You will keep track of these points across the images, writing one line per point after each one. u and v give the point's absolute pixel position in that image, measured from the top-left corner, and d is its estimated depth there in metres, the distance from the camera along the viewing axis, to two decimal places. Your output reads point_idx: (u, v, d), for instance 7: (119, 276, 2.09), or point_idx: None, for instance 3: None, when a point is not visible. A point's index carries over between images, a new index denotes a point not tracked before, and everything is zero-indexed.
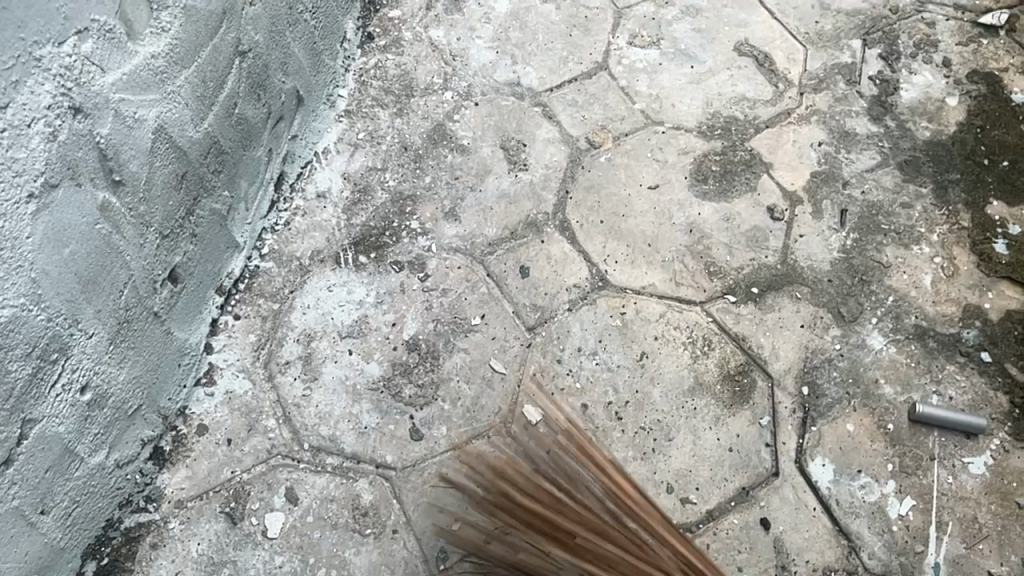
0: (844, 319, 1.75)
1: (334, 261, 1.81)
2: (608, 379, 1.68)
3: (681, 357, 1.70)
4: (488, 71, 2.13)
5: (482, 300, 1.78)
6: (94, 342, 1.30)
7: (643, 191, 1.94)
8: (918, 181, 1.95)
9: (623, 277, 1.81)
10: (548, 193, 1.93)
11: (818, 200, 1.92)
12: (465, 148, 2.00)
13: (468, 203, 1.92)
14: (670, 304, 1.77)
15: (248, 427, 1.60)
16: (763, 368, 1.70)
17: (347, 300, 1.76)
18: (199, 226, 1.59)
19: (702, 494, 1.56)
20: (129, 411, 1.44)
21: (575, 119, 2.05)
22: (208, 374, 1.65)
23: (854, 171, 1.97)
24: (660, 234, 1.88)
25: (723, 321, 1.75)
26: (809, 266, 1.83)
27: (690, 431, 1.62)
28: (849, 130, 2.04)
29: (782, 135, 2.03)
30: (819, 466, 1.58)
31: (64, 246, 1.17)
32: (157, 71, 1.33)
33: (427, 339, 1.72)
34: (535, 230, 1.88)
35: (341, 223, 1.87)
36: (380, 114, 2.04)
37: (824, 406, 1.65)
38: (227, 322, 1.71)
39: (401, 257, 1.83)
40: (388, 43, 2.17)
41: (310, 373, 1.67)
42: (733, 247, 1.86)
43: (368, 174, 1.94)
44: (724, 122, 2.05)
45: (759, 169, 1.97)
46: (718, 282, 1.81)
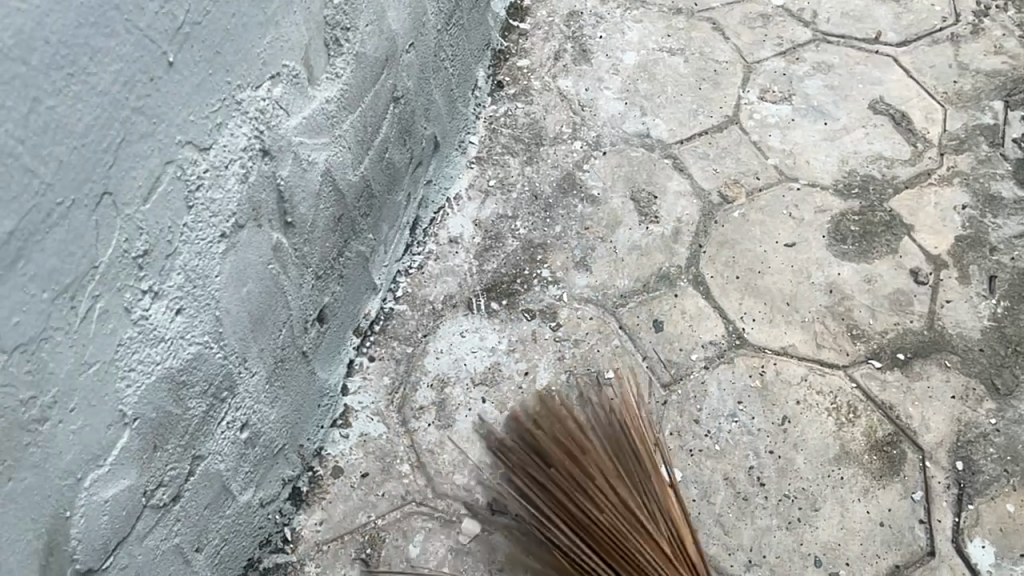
0: (998, 391, 1.67)
1: (467, 307, 1.80)
2: (749, 442, 1.62)
3: (825, 424, 1.64)
4: (617, 122, 2.13)
5: (615, 353, 1.75)
6: (256, 380, 1.30)
7: (779, 248, 1.89)
8: None
9: (761, 337, 1.77)
10: (680, 246, 1.91)
11: (964, 265, 1.85)
12: (596, 198, 1.99)
13: (600, 254, 1.90)
14: (812, 367, 1.72)
15: (383, 471, 1.58)
16: (913, 439, 1.62)
17: (480, 347, 1.75)
18: (347, 267, 1.60)
19: (852, 570, 1.48)
20: (275, 450, 1.44)
21: (707, 173, 2.03)
22: (343, 417, 1.65)
23: (1001, 237, 1.89)
24: (798, 293, 1.83)
25: (868, 387, 1.69)
26: (958, 334, 1.75)
27: (837, 502, 1.55)
28: (995, 193, 1.97)
29: (923, 195, 1.97)
30: (978, 548, 1.50)
31: (243, 284, 1.19)
32: (329, 115, 1.36)
33: (561, 391, 1.69)
34: (668, 283, 1.85)
35: (473, 269, 1.86)
36: (510, 162, 2.05)
37: (981, 484, 1.56)
38: (362, 364, 1.71)
39: (532, 305, 1.81)
40: (517, 92, 2.19)
41: (444, 420, 1.65)
42: (875, 309, 1.79)
43: (500, 221, 1.94)
44: (861, 181, 2.00)
45: (900, 231, 1.91)
46: (862, 345, 1.75)
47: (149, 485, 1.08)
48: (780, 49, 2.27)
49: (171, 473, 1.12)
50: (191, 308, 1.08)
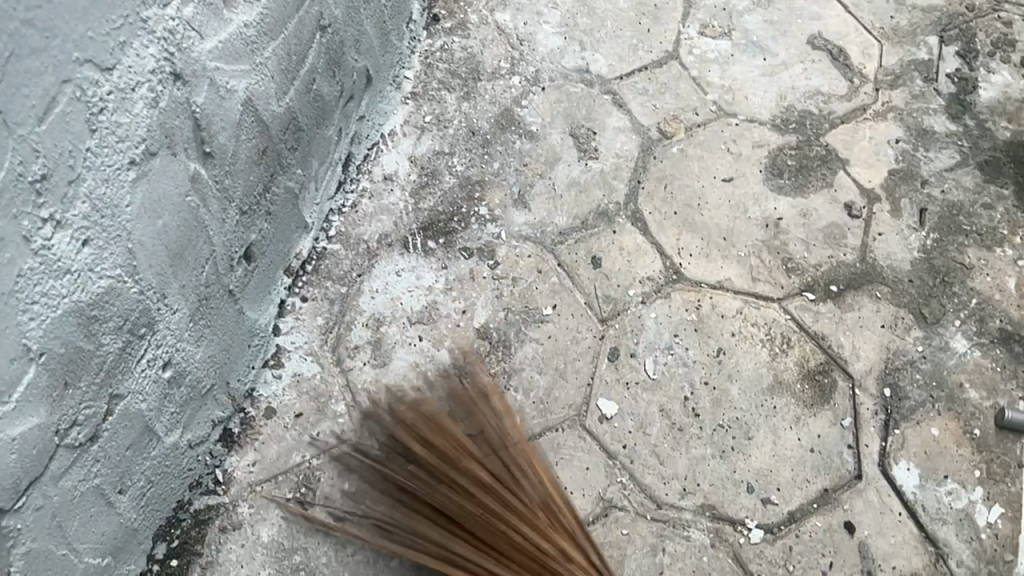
0: (926, 321, 1.71)
1: (402, 245, 1.77)
2: (685, 374, 1.64)
3: (759, 354, 1.66)
4: (556, 57, 2.09)
5: (553, 290, 1.74)
6: (177, 318, 1.26)
7: (717, 184, 1.89)
8: (999, 182, 1.91)
9: (698, 271, 1.77)
10: (619, 183, 1.89)
11: (896, 199, 1.88)
12: (534, 134, 1.95)
13: (538, 191, 1.87)
14: (747, 300, 1.73)
15: (318, 411, 1.56)
16: (843, 368, 1.65)
17: (416, 286, 1.72)
18: (274, 203, 1.55)
19: (783, 495, 1.51)
20: (202, 390, 1.41)
21: (646, 109, 2.00)
22: (276, 357, 1.61)
23: (933, 170, 1.92)
24: (735, 227, 1.83)
25: (801, 318, 1.71)
26: (889, 265, 1.78)
27: (769, 431, 1.57)
28: (927, 127, 1.99)
29: (858, 130, 1.98)
30: (903, 470, 1.54)
31: (158, 216, 1.14)
32: (248, 40, 1.29)
33: (499, 328, 1.68)
34: (607, 220, 1.84)
35: (409, 207, 1.82)
36: (446, 98, 2.00)
37: (907, 410, 1.61)
38: (294, 304, 1.67)
39: (470, 243, 1.78)
40: (453, 25, 2.12)
41: (380, 359, 1.62)
42: (810, 242, 1.81)
43: (436, 158, 1.90)
44: (799, 116, 2.00)
45: (835, 165, 1.92)
46: (796, 278, 1.76)
47: (61, 425, 1.04)
48: None
49: (87, 412, 1.08)
50: (100, 239, 1.03)
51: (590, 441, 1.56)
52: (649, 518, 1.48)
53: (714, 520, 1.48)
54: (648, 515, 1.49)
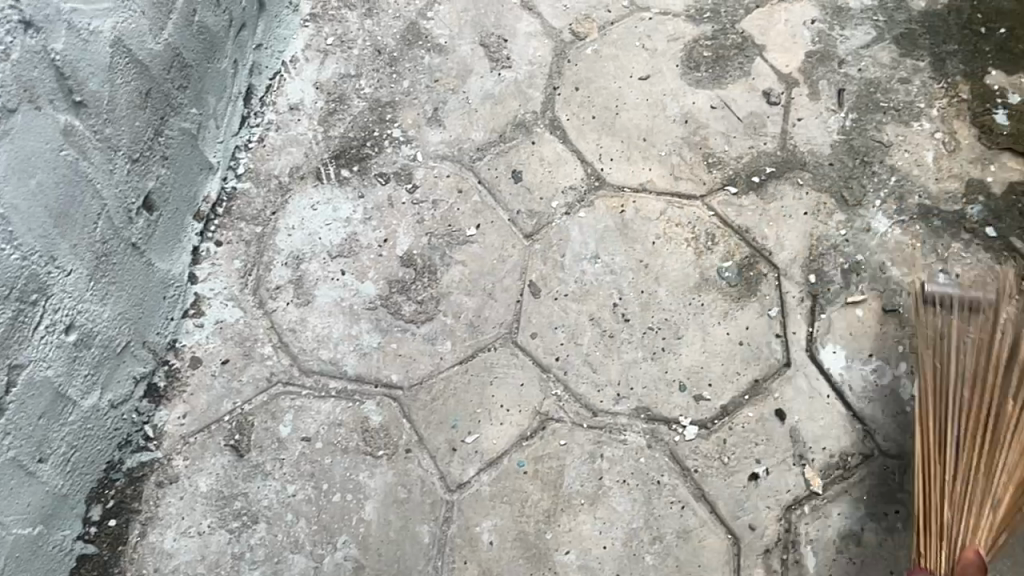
0: (848, 203, 1.71)
1: (315, 177, 1.71)
2: (613, 281, 1.64)
3: (685, 255, 1.67)
4: None
5: (476, 209, 1.70)
6: (74, 279, 1.22)
7: (634, 83, 1.85)
8: (916, 55, 1.88)
9: (620, 176, 1.75)
10: (534, 90, 1.84)
11: (814, 82, 1.85)
12: (443, 47, 1.88)
13: (452, 107, 1.81)
14: (670, 201, 1.73)
15: (244, 356, 1.53)
16: (769, 259, 1.66)
17: (334, 218, 1.67)
18: (170, 147, 1.47)
19: (715, 390, 1.54)
20: (117, 349, 1.37)
21: (557, 10, 1.93)
22: (194, 306, 1.57)
23: (849, 49, 1.90)
24: (654, 126, 1.80)
25: (725, 214, 1.71)
26: (810, 151, 1.77)
27: (698, 328, 1.60)
28: (843, 5, 1.95)
29: (773, 14, 1.94)
30: (830, 353, 1.57)
31: (30, 175, 1.10)
32: None
33: (422, 253, 1.64)
34: (524, 131, 1.79)
35: (318, 136, 1.75)
36: (348, 17, 1.90)
37: (832, 293, 1.62)
38: (208, 249, 1.62)
39: (385, 168, 1.73)
40: None
41: (303, 297, 1.59)
42: (730, 135, 1.79)
43: (342, 81, 1.82)
44: (713, 4, 1.95)
45: (752, 52, 1.88)
46: (717, 173, 1.75)
47: None
48: None
49: None
50: None
51: (523, 358, 1.56)
52: (586, 426, 1.50)
53: (649, 421, 1.51)
54: (584, 423, 1.50)
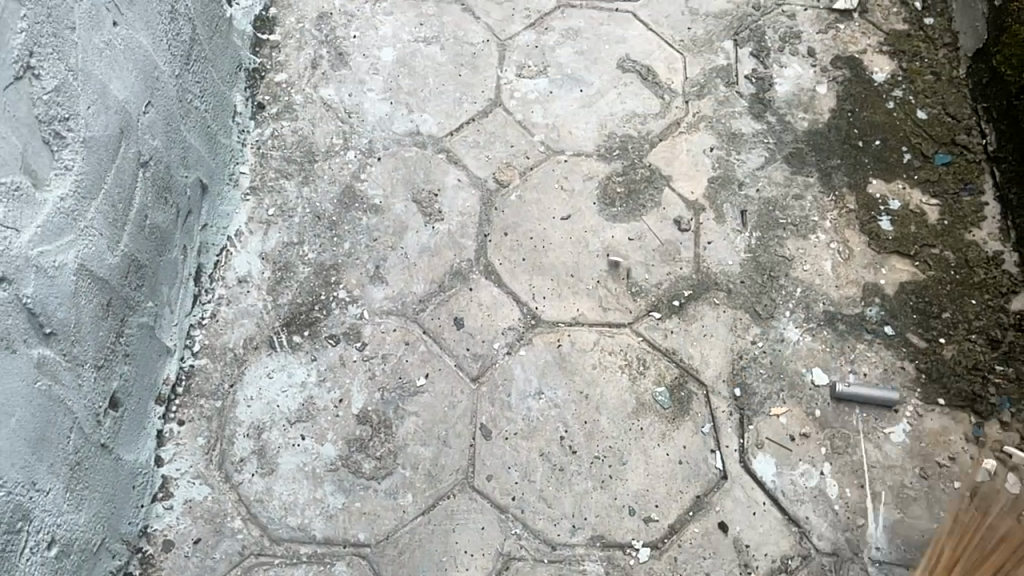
0: (761, 316, 1.88)
1: (268, 346, 1.83)
2: (557, 415, 1.77)
3: (620, 381, 1.81)
4: (386, 124, 2.15)
5: (423, 359, 1.83)
6: (51, 497, 1.29)
7: (557, 223, 2.02)
8: (805, 172, 2.09)
9: (554, 312, 1.90)
10: (467, 239, 1.99)
11: (718, 205, 2.04)
12: (378, 207, 2.02)
13: (392, 263, 1.95)
14: (600, 331, 1.88)
15: (216, 532, 1.62)
16: (696, 377, 1.81)
17: (289, 384, 1.78)
18: (130, 344, 1.57)
19: (661, 510, 1.67)
20: (95, 548, 1.44)
21: (480, 161, 2.10)
22: (163, 489, 1.66)
23: (746, 171, 2.10)
24: (579, 263, 1.97)
25: (652, 338, 1.86)
26: (721, 271, 1.95)
27: (640, 452, 1.73)
28: (736, 131, 2.16)
29: (675, 145, 2.14)
30: (761, 462, 1.71)
31: (9, 416, 1.19)
32: (68, 211, 1.32)
33: (377, 409, 1.76)
34: (461, 279, 1.94)
35: (268, 305, 1.88)
36: (286, 186, 2.04)
37: (756, 404, 1.78)
38: (172, 430, 1.72)
39: (334, 330, 1.85)
40: (280, 110, 2.17)
41: (267, 467, 1.69)
42: (649, 264, 1.96)
43: (286, 250, 1.95)
44: (621, 142, 2.14)
45: (660, 183, 2.07)
46: (642, 301, 1.91)
47: None
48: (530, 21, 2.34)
49: None
50: None
51: (481, 501, 1.67)
52: (546, 561, 1.61)
53: (604, 548, 1.63)
54: (545, 558, 1.61)
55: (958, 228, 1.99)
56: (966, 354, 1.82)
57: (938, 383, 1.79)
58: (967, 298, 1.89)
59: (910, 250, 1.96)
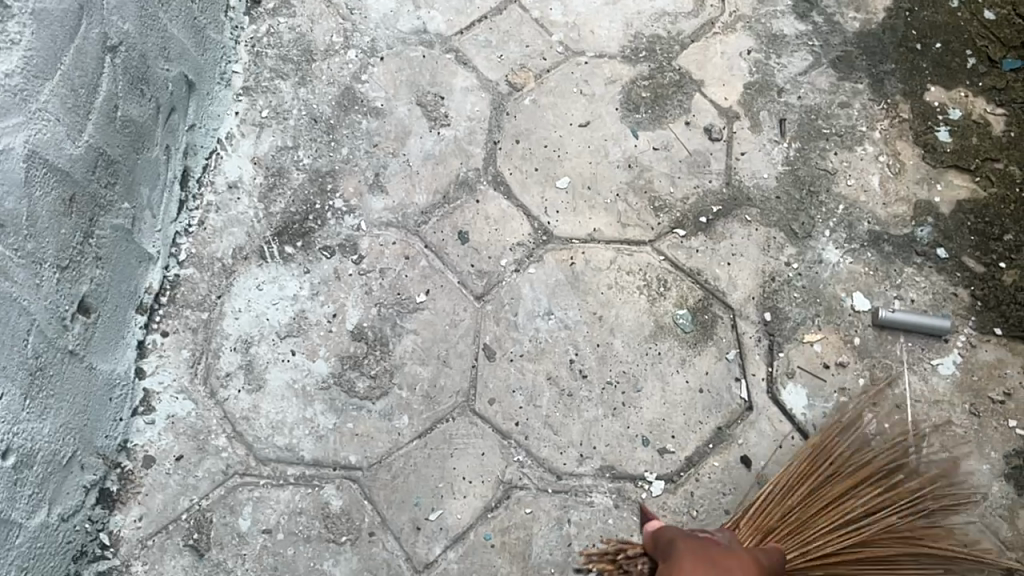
0: (797, 235, 1.70)
1: (259, 256, 1.68)
2: (567, 337, 1.62)
3: (638, 302, 1.66)
4: (391, 21, 1.98)
5: (424, 274, 1.68)
6: (4, 403, 1.19)
7: (575, 131, 1.84)
8: (853, 78, 1.88)
9: (567, 227, 1.74)
10: (475, 147, 1.83)
11: (754, 113, 1.85)
12: (380, 110, 1.86)
13: (392, 170, 1.80)
14: (619, 248, 1.72)
15: (199, 450, 1.50)
16: (722, 299, 1.65)
17: (281, 297, 1.64)
18: (103, 246, 1.44)
19: (679, 442, 1.52)
20: (62, 461, 1.33)
21: (492, 62, 1.92)
22: (144, 403, 1.53)
23: (787, 77, 1.89)
24: (598, 174, 1.80)
25: (675, 257, 1.70)
26: (755, 185, 1.76)
27: (657, 378, 1.58)
28: (777, 32, 1.95)
29: (709, 47, 1.93)
30: (791, 393, 1.55)
31: None
32: (14, 90, 1.19)
33: (374, 325, 1.62)
34: (468, 189, 1.78)
35: (260, 213, 1.73)
36: (281, 87, 1.88)
37: (789, 330, 1.61)
38: (155, 341, 1.58)
39: (330, 241, 1.71)
40: (277, 5, 1.99)
41: (255, 382, 1.56)
42: (675, 177, 1.78)
43: (280, 155, 1.80)
44: (648, 42, 1.94)
45: (690, 89, 1.88)
46: (665, 217, 1.74)
47: None
48: None
49: None
50: None
51: (483, 426, 1.53)
52: (551, 491, 1.48)
53: (614, 480, 1.49)
54: (550, 488, 1.48)
55: None
56: None
57: (996, 312, 1.61)
58: None
59: (971, 164, 1.75)
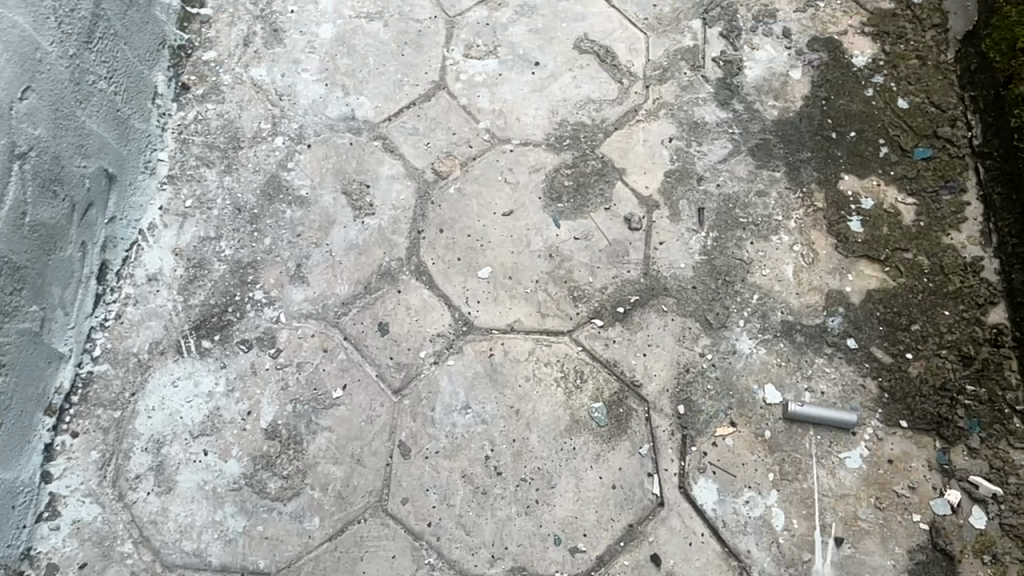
0: (712, 326, 1.72)
1: (175, 351, 1.69)
2: (483, 432, 1.63)
3: (555, 395, 1.66)
4: (320, 107, 1.99)
5: (342, 368, 1.69)
6: None
7: (497, 220, 1.86)
8: (771, 165, 1.92)
9: (487, 318, 1.75)
10: (398, 236, 1.83)
11: (674, 202, 1.88)
12: (304, 199, 1.87)
13: (315, 261, 1.80)
14: (538, 339, 1.73)
15: (103, 556, 1.50)
16: (637, 392, 1.66)
17: (195, 394, 1.65)
18: (6, 353, 1.46)
19: (590, 540, 1.52)
20: None
21: (418, 149, 1.94)
22: (50, 507, 1.54)
23: (707, 164, 1.93)
24: (519, 263, 1.81)
25: (592, 348, 1.71)
26: (672, 275, 1.79)
27: (571, 474, 1.58)
28: (699, 119, 1.99)
29: (632, 135, 1.97)
30: (703, 487, 1.56)
31: None
32: None
33: (288, 423, 1.62)
34: (390, 279, 1.79)
35: (178, 306, 1.74)
36: (207, 175, 1.89)
37: (701, 423, 1.63)
38: (64, 443, 1.60)
39: (248, 334, 1.71)
40: (206, 90, 2.01)
41: (164, 485, 1.56)
42: (594, 266, 1.81)
43: (202, 245, 1.80)
44: (572, 130, 1.97)
45: (611, 177, 1.91)
46: (584, 307, 1.76)
47: None
48: None
49: None
50: None
51: (394, 527, 1.53)
52: None
53: None
54: None
55: (935, 231, 1.81)
56: (933, 372, 1.65)
57: (902, 404, 1.63)
58: (940, 309, 1.71)
59: (881, 254, 1.79)
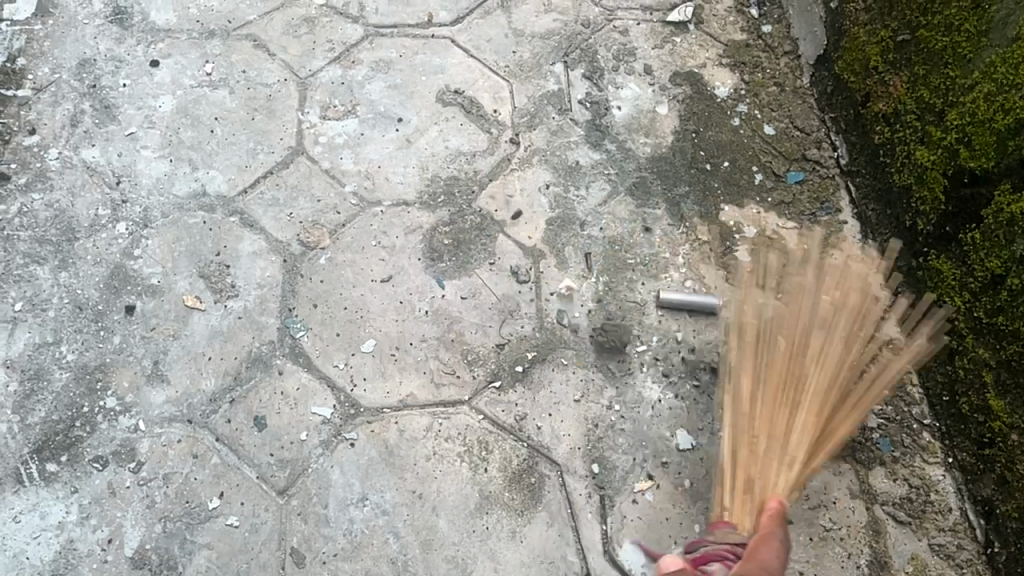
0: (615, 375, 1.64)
1: (14, 481, 1.46)
2: (386, 525, 1.47)
3: (460, 471, 1.53)
4: (165, 186, 1.80)
5: (217, 474, 1.49)
6: None
7: (376, 287, 1.72)
8: (651, 204, 1.87)
9: (376, 396, 1.60)
10: (268, 317, 1.66)
11: (559, 250, 1.80)
12: (156, 288, 1.67)
13: (174, 356, 1.60)
14: (434, 413, 1.59)
15: None
16: (548, 456, 1.55)
17: (43, 527, 1.43)
18: None
19: None
20: None
21: (280, 221, 1.78)
22: None
23: (588, 208, 1.86)
24: (405, 331, 1.68)
25: (494, 415, 1.59)
26: (568, 326, 1.70)
27: (488, 557, 1.45)
28: (573, 163, 1.92)
29: (508, 184, 1.88)
30: (629, 550, 1.47)
31: None
32: None
33: (158, 546, 1.42)
34: (263, 366, 1.61)
35: (14, 428, 1.50)
36: (39, 273, 1.66)
37: (618, 480, 1.54)
38: None
39: (101, 450, 1.50)
40: (30, 179, 1.78)
41: None
42: (486, 325, 1.70)
43: (38, 353, 1.58)
44: (445, 185, 1.87)
45: (492, 230, 1.81)
46: (480, 370, 1.64)
47: None
48: (333, 55, 2.03)
49: None
50: None
51: None
52: None
53: None
54: None
55: None
56: None
57: None
58: None
59: None
